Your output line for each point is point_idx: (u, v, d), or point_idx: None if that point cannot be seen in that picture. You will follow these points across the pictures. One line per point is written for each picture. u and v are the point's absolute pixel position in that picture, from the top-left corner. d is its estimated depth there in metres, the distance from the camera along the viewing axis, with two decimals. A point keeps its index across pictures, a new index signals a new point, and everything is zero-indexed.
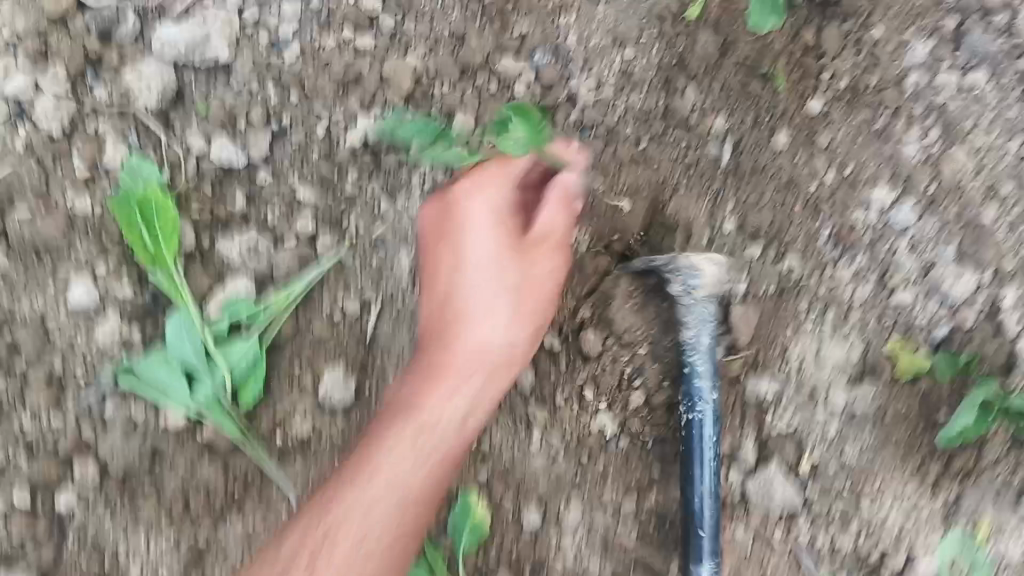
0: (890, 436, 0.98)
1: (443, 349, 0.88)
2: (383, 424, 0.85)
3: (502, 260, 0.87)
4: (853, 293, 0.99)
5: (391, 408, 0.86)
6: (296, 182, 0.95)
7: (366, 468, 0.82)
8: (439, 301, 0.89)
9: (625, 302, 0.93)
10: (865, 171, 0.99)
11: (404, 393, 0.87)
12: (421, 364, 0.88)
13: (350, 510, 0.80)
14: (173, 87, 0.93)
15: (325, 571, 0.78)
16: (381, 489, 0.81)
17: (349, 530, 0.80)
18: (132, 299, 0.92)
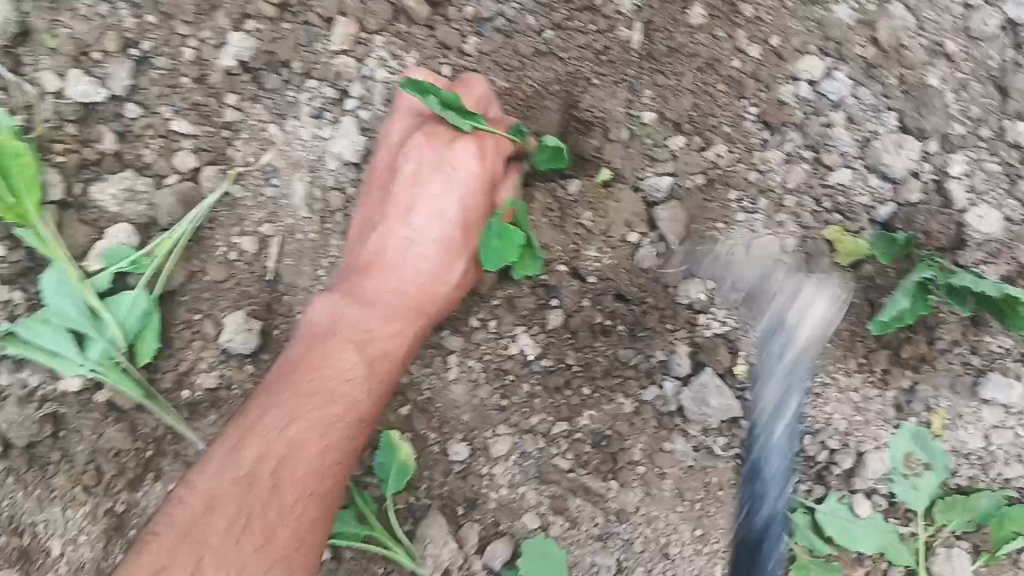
0: (833, 327, 0.93)
1: (401, 277, 0.86)
2: (333, 341, 0.84)
3: (473, 221, 0.85)
4: (786, 176, 0.94)
5: (336, 324, 0.84)
6: (168, 114, 0.88)
7: (320, 392, 0.82)
8: (398, 227, 0.86)
9: (548, 226, 0.92)
10: (792, 40, 0.94)
11: (347, 312, 0.85)
12: (367, 281, 0.86)
13: (313, 446, 0.80)
14: (14, 21, 0.84)
15: (289, 494, 0.78)
16: (337, 413, 0.82)
17: (308, 451, 0.80)
18: (5, 259, 0.84)
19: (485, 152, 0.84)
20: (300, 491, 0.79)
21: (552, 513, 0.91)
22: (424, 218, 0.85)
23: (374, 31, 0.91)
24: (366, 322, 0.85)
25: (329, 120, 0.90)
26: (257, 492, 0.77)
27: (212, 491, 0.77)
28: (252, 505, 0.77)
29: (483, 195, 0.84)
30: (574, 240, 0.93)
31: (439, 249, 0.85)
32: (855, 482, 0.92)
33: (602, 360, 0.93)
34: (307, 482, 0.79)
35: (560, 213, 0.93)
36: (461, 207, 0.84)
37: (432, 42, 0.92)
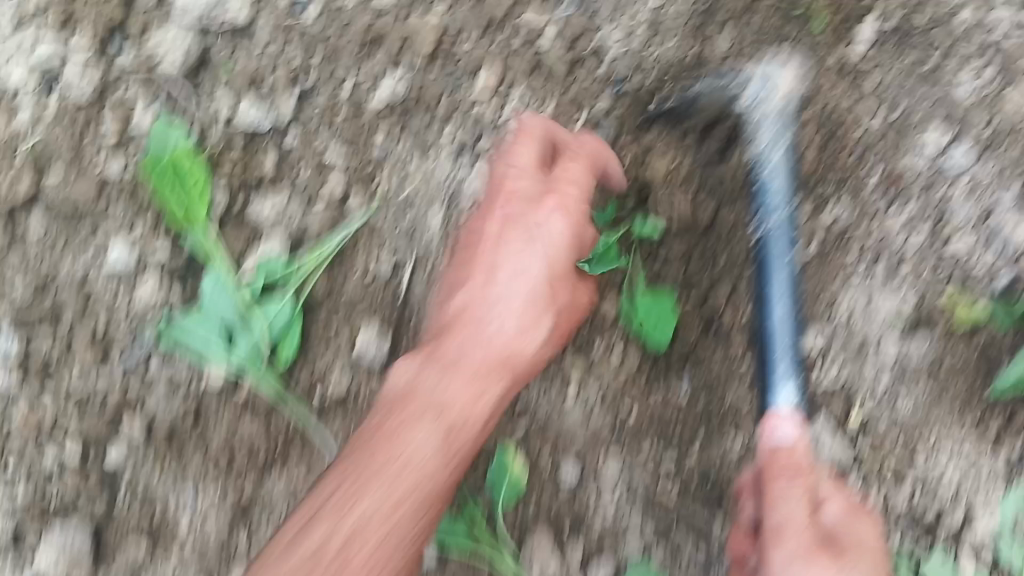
0: (948, 389, 0.95)
1: (481, 344, 0.82)
2: (409, 410, 0.80)
3: (552, 287, 0.84)
4: (906, 239, 0.97)
5: (412, 390, 0.81)
6: (324, 146, 0.94)
7: (393, 459, 0.77)
8: (480, 291, 0.84)
9: (677, 252, 0.96)
10: (915, 109, 0.98)
11: (422, 380, 0.81)
12: (455, 332, 0.83)
13: (377, 516, 0.75)
14: (197, 53, 0.91)
15: (358, 562, 0.73)
16: (409, 483, 0.76)
17: (378, 525, 0.75)
18: (168, 262, 0.89)
19: (569, 208, 0.85)
20: (366, 569, 0.73)
21: (656, 538, 0.94)
22: (506, 279, 0.84)
23: (517, 78, 0.98)
24: (443, 385, 0.81)
25: (467, 158, 0.96)
26: (323, 560, 0.72)
27: (278, 568, 0.73)
28: (348, 533, 0.74)
29: (571, 257, 0.85)
30: (709, 276, 0.96)
31: (524, 308, 0.83)
32: (965, 536, 0.94)
33: (714, 400, 0.94)
34: (377, 560, 0.74)
35: (695, 251, 0.96)
36: (545, 264, 0.84)
37: (568, 92, 0.98)
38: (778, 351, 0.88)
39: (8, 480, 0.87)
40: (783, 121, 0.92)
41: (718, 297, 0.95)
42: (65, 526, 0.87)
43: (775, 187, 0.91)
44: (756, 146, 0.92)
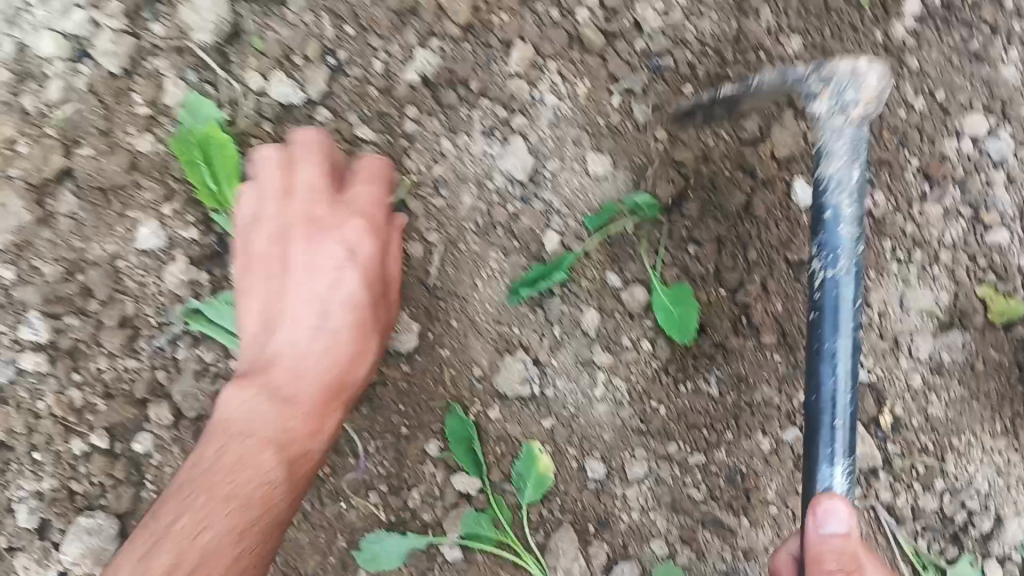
0: (979, 386, 0.95)
1: (362, 238, 0.86)
2: (326, 273, 0.85)
3: (364, 211, 0.86)
4: (944, 232, 0.95)
5: (318, 242, 0.85)
6: (355, 120, 0.91)
7: (314, 260, 0.85)
8: (344, 210, 0.86)
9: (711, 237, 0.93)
10: (959, 95, 0.94)
11: (313, 237, 0.86)
12: (300, 238, 0.86)
13: (314, 253, 0.85)
14: (229, 21, 0.87)
15: (302, 333, 0.83)
16: (343, 269, 0.85)
17: (323, 289, 0.85)
18: (199, 242, 0.88)
19: (368, 170, 0.88)
20: (304, 389, 0.82)
21: (680, 542, 0.96)
22: (352, 194, 0.87)
23: (550, 56, 0.93)
24: (324, 245, 0.85)
25: (498, 139, 0.93)
26: (275, 311, 0.85)
27: (244, 427, 0.79)
28: (284, 398, 0.81)
29: (384, 194, 0.88)
30: (744, 268, 0.93)
31: (370, 232, 0.86)
32: (991, 545, 0.96)
33: (743, 395, 0.94)
34: (299, 362, 0.82)
35: (732, 241, 0.93)
36: (366, 212, 0.86)
37: (604, 73, 0.93)
38: (836, 417, 0.74)
39: (36, 468, 0.88)
40: (863, 133, 0.74)
41: (750, 289, 0.93)
42: (94, 513, 0.89)
43: (843, 216, 0.74)
44: (823, 165, 0.74)
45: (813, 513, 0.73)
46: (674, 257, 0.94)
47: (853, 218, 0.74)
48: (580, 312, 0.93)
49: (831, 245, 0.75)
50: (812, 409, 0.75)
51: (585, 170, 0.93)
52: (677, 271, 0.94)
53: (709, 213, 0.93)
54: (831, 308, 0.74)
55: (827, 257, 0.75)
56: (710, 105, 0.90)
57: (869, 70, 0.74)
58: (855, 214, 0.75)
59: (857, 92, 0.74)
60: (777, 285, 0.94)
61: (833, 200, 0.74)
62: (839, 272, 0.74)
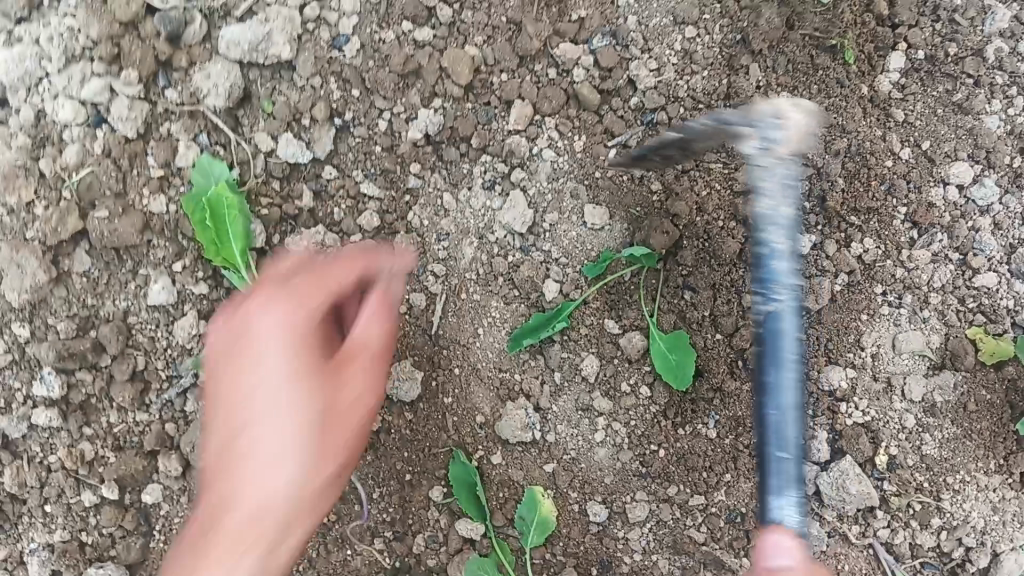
0: (974, 427, 0.96)
1: (312, 339, 0.74)
2: (263, 384, 0.72)
3: (311, 313, 0.74)
4: (932, 275, 0.98)
5: (257, 351, 0.73)
6: (360, 178, 0.95)
7: (256, 361, 0.72)
8: (291, 303, 0.74)
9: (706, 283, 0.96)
10: (944, 145, 0.98)
11: (255, 341, 0.73)
12: (241, 345, 0.73)
13: (249, 364, 0.72)
14: (240, 86, 0.90)
15: (244, 449, 0.72)
16: (284, 381, 0.72)
17: (266, 400, 0.72)
18: (208, 296, 0.90)
19: (341, 265, 0.78)
20: (244, 524, 0.72)
21: None
22: (306, 286, 0.76)
23: (549, 113, 0.97)
24: (264, 348, 0.73)
25: (499, 192, 0.97)
26: (221, 430, 0.73)
27: (187, 554, 0.74)
28: (222, 536, 0.72)
29: (346, 284, 0.77)
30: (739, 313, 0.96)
31: (309, 335, 0.74)
32: None
33: (742, 438, 0.95)
34: (243, 484, 0.72)
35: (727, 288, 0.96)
36: (341, 298, 0.78)
37: (600, 129, 0.97)
38: (781, 449, 0.78)
39: (46, 520, 0.91)
40: (793, 170, 0.76)
41: (745, 333, 0.95)
42: (103, 565, 0.91)
43: (778, 250, 0.76)
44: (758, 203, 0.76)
45: (761, 548, 0.73)
46: (670, 303, 0.96)
47: (789, 251, 0.76)
48: (579, 359, 0.96)
49: (768, 283, 0.77)
50: (764, 438, 0.78)
51: (583, 222, 0.96)
52: (673, 317, 0.97)
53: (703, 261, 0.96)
54: (772, 342, 0.77)
55: (765, 292, 0.77)
56: (648, 150, 0.92)
57: (790, 109, 0.75)
58: (788, 246, 0.76)
59: (778, 130, 0.75)
60: None
61: (770, 236, 0.76)
62: (780, 308, 0.77)
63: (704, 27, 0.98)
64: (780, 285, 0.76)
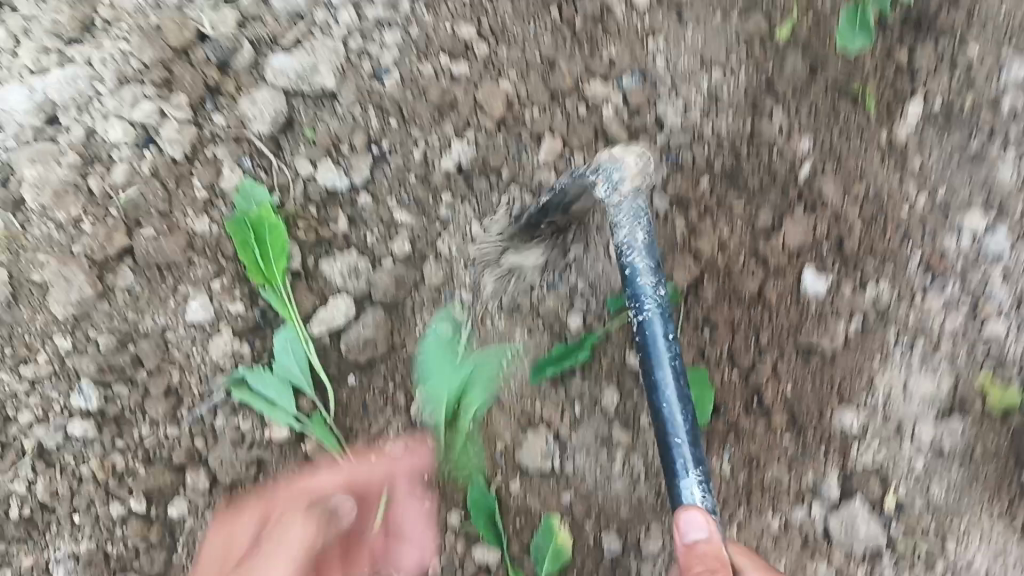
0: (981, 474, 0.98)
1: (286, 503, 0.88)
2: (241, 520, 0.89)
3: (309, 488, 0.91)
4: (944, 321, 0.99)
5: (232, 540, 0.87)
6: (394, 205, 0.97)
7: (245, 512, 0.90)
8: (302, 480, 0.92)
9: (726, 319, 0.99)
10: (960, 193, 1.00)
11: (260, 497, 0.92)
12: (226, 531, 0.89)
13: (241, 514, 0.90)
14: (284, 113, 0.94)
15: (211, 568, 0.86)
16: (253, 516, 0.88)
17: (228, 539, 0.87)
18: (244, 315, 0.94)
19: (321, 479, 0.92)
20: None
21: None
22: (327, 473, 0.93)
23: (578, 149, 0.99)
24: (234, 530, 0.88)
25: None
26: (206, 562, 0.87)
27: None
28: None
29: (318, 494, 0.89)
30: (756, 351, 0.99)
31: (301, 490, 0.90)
32: None
33: (756, 476, 0.98)
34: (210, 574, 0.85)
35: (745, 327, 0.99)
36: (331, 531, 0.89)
37: None
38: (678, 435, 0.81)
39: (74, 529, 0.92)
40: (639, 203, 0.83)
41: (762, 372, 0.99)
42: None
43: (642, 265, 0.83)
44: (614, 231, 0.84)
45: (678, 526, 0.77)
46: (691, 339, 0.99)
47: (648, 262, 0.83)
48: (599, 391, 0.98)
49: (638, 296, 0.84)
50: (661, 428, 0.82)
51: (607, 255, 0.99)
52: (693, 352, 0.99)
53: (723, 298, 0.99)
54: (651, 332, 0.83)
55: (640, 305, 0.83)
56: (544, 212, 0.94)
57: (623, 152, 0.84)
58: (648, 245, 0.84)
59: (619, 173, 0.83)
60: (788, 369, 0.99)
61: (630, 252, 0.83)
62: (650, 315, 0.83)
63: (729, 70, 1.01)
64: (649, 295, 0.82)
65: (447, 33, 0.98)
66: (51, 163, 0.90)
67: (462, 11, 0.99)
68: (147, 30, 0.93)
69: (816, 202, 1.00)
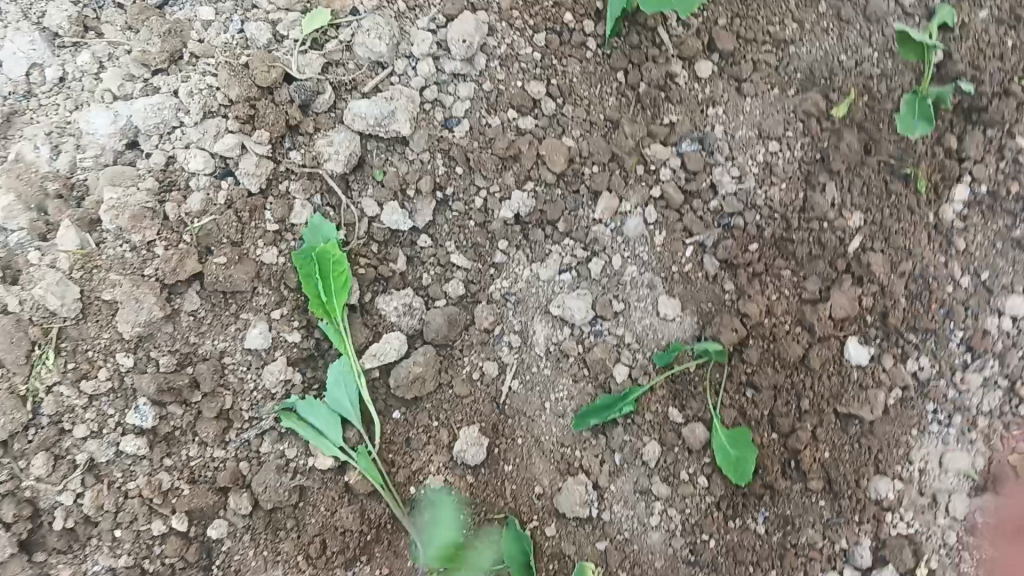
0: (1011, 552, 0.98)
1: None
2: None
3: None
4: (981, 400, 1.01)
5: None
6: (452, 249, 1.01)
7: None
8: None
9: (770, 379, 1.01)
10: (1002, 277, 1.03)
11: None
12: None
13: None
14: (357, 155, 0.98)
15: None
16: None
17: None
18: (299, 344, 0.96)
19: None
20: None
21: None
22: None
23: (634, 205, 1.03)
24: None
25: (573, 277, 1.02)
26: None
27: None
28: None
29: None
30: (796, 414, 1.01)
31: None
32: None
33: (789, 538, 0.99)
34: None
35: (787, 391, 1.01)
36: None
37: (681, 226, 1.03)
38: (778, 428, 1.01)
39: (114, 545, 0.90)
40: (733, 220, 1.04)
41: (801, 433, 1.00)
42: None
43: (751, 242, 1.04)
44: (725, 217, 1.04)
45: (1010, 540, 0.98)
46: (732, 400, 1.02)
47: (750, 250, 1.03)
48: (641, 443, 1.00)
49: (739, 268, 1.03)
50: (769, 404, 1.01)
51: (657, 312, 1.01)
52: (734, 413, 1.01)
53: (766, 360, 1.02)
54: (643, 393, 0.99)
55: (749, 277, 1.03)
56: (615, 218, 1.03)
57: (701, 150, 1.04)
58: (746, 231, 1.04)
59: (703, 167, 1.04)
60: (825, 432, 1.01)
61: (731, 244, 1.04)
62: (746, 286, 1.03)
63: (786, 143, 1.05)
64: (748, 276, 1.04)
65: (516, 90, 1.02)
66: (132, 187, 0.92)
67: (534, 70, 1.02)
68: (236, 66, 0.96)
69: (863, 273, 1.03)
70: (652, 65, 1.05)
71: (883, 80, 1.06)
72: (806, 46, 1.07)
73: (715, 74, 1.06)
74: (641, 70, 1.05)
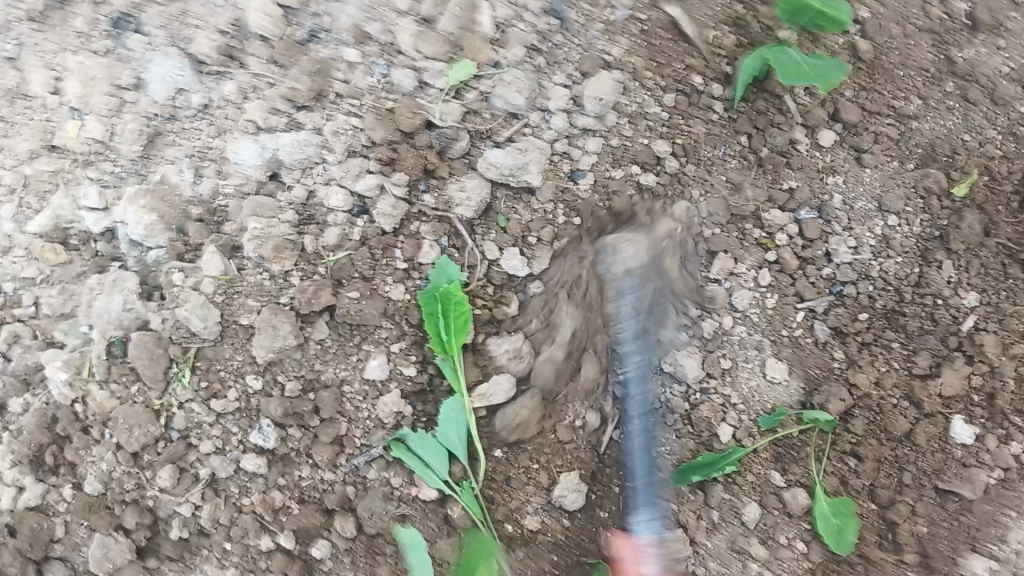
0: None
1: None
2: None
3: None
4: None
5: None
6: (563, 296, 1.02)
7: None
8: None
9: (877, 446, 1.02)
10: None
11: None
12: None
13: None
14: (487, 201, 1.02)
15: None
16: None
17: None
18: (414, 378, 0.99)
19: None
20: None
21: None
22: None
23: (747, 266, 1.05)
24: None
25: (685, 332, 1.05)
26: None
27: None
28: None
29: None
30: (896, 487, 1.01)
31: None
32: None
33: None
34: None
35: (894, 464, 1.01)
36: None
37: (792, 290, 1.05)
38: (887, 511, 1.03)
39: (223, 556, 0.94)
40: None
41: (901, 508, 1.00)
42: None
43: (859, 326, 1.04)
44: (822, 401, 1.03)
45: None
46: (833, 467, 1.02)
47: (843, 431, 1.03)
48: (741, 503, 1.01)
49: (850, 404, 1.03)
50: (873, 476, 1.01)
51: (764, 374, 1.03)
52: (834, 481, 1.02)
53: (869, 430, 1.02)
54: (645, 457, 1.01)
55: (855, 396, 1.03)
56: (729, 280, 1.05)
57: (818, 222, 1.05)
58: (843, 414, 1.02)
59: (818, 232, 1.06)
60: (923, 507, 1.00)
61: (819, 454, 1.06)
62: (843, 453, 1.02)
63: (903, 218, 1.05)
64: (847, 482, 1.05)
65: (642, 147, 1.05)
66: (274, 219, 0.97)
67: (659, 129, 1.05)
68: (383, 111, 1.00)
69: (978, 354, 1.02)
70: (775, 131, 1.06)
71: (1007, 162, 1.06)
72: (930, 123, 1.07)
73: (836, 143, 1.07)
74: (764, 135, 1.06)
